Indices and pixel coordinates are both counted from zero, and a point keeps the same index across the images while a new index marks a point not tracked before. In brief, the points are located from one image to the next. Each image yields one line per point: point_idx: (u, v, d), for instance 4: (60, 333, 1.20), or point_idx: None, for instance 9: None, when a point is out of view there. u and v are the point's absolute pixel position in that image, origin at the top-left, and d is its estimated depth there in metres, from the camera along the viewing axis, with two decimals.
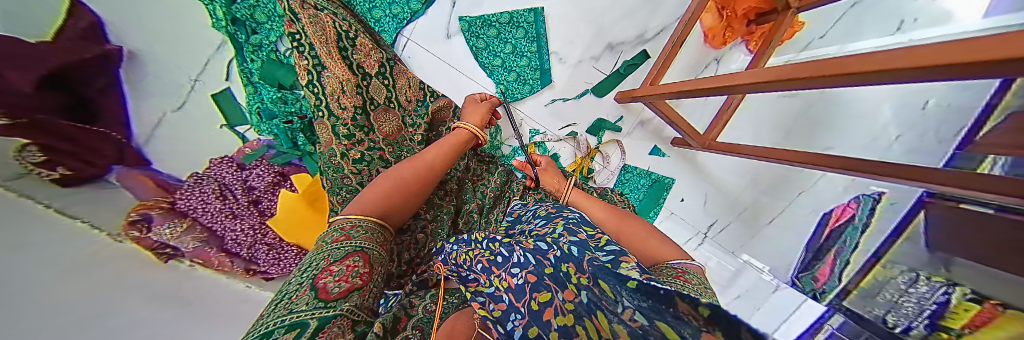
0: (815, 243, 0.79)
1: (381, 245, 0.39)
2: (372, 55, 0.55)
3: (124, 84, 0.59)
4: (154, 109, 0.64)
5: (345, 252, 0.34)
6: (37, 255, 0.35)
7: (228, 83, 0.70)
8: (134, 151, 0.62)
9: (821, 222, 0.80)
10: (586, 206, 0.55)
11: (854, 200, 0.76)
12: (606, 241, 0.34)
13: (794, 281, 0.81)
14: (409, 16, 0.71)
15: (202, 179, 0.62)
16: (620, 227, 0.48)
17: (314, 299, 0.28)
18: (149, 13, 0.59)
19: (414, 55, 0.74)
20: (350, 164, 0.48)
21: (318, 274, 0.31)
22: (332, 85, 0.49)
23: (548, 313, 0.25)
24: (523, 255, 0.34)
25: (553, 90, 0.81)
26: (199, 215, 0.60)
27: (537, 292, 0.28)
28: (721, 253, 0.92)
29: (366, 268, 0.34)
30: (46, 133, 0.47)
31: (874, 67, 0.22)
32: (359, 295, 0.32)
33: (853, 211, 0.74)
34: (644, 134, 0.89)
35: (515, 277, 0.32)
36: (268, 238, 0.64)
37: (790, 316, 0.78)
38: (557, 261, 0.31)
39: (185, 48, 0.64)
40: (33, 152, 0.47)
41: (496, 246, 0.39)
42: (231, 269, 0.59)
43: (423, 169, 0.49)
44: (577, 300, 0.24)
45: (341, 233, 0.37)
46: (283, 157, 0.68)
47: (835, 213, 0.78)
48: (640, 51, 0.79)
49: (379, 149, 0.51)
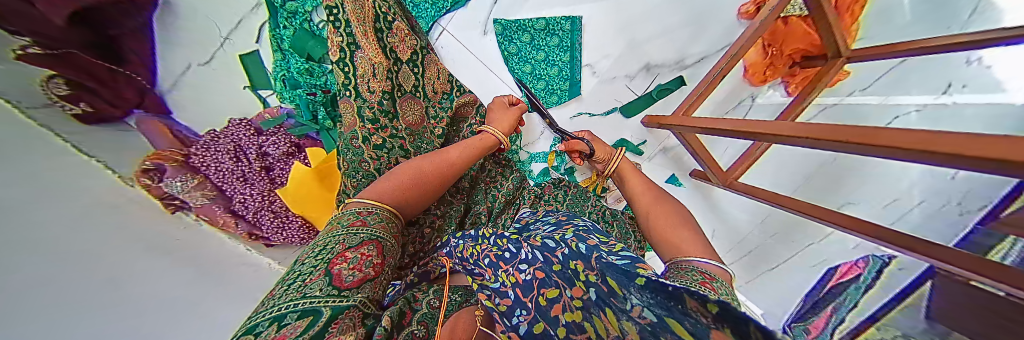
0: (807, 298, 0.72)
1: (394, 235, 0.39)
2: (406, 41, 0.54)
3: (155, 25, 0.59)
4: (180, 60, 0.64)
5: (359, 240, 0.33)
6: (32, 196, 0.34)
7: (257, 46, 0.71)
8: (155, 98, 0.61)
9: (824, 276, 0.72)
10: (631, 176, 0.56)
11: (861, 260, 0.69)
12: (620, 247, 0.30)
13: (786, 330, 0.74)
14: (448, 6, 0.72)
15: (218, 137, 0.62)
16: (639, 198, 0.51)
17: (328, 285, 0.28)
18: None
19: (448, 45, 0.73)
20: (371, 149, 0.48)
21: (333, 260, 0.31)
22: (363, 66, 0.48)
23: (555, 310, 0.27)
24: (530, 252, 0.35)
25: (580, 102, 0.79)
26: (211, 173, 0.59)
27: (545, 289, 0.30)
28: None
29: (377, 259, 0.33)
30: (67, 66, 0.47)
31: (964, 149, 0.17)
32: (371, 286, 0.32)
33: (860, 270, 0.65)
34: (664, 161, 0.86)
35: (522, 272, 0.33)
36: (274, 206, 0.62)
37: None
38: (564, 259, 0.30)
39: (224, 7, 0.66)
40: (57, 84, 0.45)
41: (502, 243, 0.39)
42: (233, 231, 0.59)
43: (445, 166, 0.48)
44: (585, 296, 0.24)
45: (357, 218, 0.36)
46: (302, 128, 0.69)
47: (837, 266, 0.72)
48: (675, 77, 0.76)
49: (401, 138, 0.50)
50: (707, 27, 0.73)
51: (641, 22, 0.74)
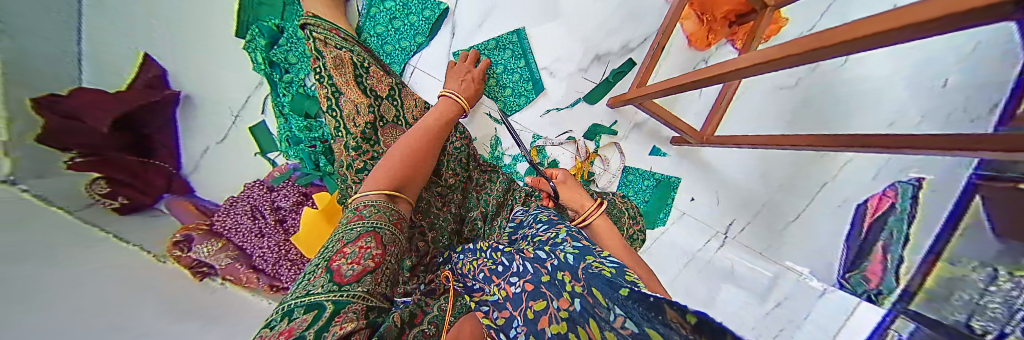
0: (855, 244, 0.69)
1: (393, 223, 0.43)
2: (383, 81, 0.62)
3: (178, 121, 0.69)
4: (199, 144, 0.73)
5: (357, 234, 0.38)
6: (81, 268, 0.39)
7: (263, 116, 0.79)
8: (182, 180, 0.70)
9: (857, 213, 0.69)
10: (605, 235, 0.52)
11: (889, 189, 0.65)
12: (606, 253, 0.39)
13: (842, 282, 0.72)
14: (415, 49, 0.81)
15: (236, 202, 0.68)
16: (600, 230, 0.55)
17: (329, 281, 0.31)
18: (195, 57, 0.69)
19: (421, 81, 0.83)
20: (353, 174, 0.54)
21: (333, 256, 0.35)
22: (348, 108, 0.57)
23: (544, 322, 0.32)
24: (522, 265, 0.43)
25: (547, 100, 0.87)
26: (232, 235, 0.65)
27: (534, 301, 0.36)
28: (746, 256, 0.87)
29: (377, 250, 0.37)
30: (110, 166, 0.57)
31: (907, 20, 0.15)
32: (371, 279, 0.34)
33: (891, 200, 0.63)
34: (640, 136, 0.92)
35: (513, 286, 0.40)
36: (291, 255, 0.67)
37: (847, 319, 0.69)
38: (551, 270, 0.38)
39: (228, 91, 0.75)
40: (99, 184, 0.55)
41: (497, 256, 0.48)
42: (256, 286, 0.62)
43: (421, 137, 0.57)
44: (571, 308, 0.31)
45: (355, 213, 0.42)
46: (307, 177, 0.75)
47: (871, 204, 0.67)
48: (626, 59, 0.85)
49: (382, 156, 0.57)
50: (640, 13, 0.82)
51: (581, 19, 0.82)
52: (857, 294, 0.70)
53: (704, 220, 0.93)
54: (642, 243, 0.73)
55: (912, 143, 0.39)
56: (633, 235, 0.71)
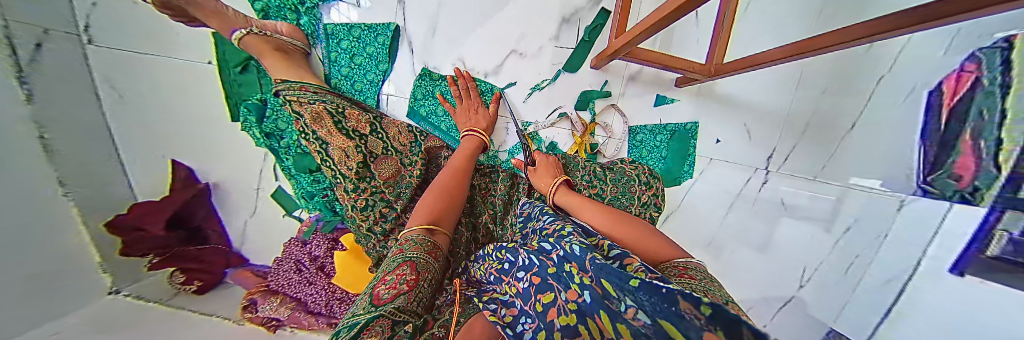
0: (936, 138, 0.43)
1: (429, 252, 0.43)
2: (360, 119, 0.67)
3: (218, 209, 0.88)
4: (239, 218, 0.91)
5: (396, 263, 0.39)
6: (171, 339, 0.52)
7: (278, 181, 0.93)
8: (236, 255, 0.90)
9: (929, 106, 0.44)
10: (579, 210, 0.55)
11: (969, 60, 0.39)
12: (608, 247, 0.38)
13: (926, 189, 0.44)
14: (382, 77, 0.83)
15: (281, 262, 0.80)
16: (579, 209, 0.56)
17: (369, 303, 0.32)
18: (217, 149, 0.87)
19: (397, 107, 0.86)
20: (358, 213, 0.60)
21: (376, 284, 0.36)
22: (337, 154, 0.62)
23: (552, 314, 0.31)
24: (529, 259, 0.42)
25: (523, 85, 0.87)
26: (286, 289, 0.75)
27: (542, 294, 0.34)
28: (798, 184, 0.66)
29: (411, 275, 0.37)
30: (177, 259, 0.75)
31: None
32: (405, 298, 0.34)
33: (976, 74, 0.37)
34: (638, 88, 0.91)
35: (521, 281, 0.39)
36: (337, 294, 0.74)
37: (932, 236, 0.42)
38: (559, 262, 0.37)
39: (241, 168, 0.90)
40: (176, 275, 0.75)
41: (502, 255, 0.48)
42: (318, 327, 0.68)
43: (455, 170, 0.62)
44: (581, 300, 0.29)
45: (398, 247, 0.43)
46: (330, 224, 0.85)
47: (947, 84, 0.41)
48: (598, 11, 0.82)
49: (380, 191, 0.62)
50: None
51: None
52: (946, 200, 0.41)
53: (739, 160, 0.82)
54: (660, 207, 0.67)
55: (955, 11, 0.29)
56: (644, 201, 0.66)
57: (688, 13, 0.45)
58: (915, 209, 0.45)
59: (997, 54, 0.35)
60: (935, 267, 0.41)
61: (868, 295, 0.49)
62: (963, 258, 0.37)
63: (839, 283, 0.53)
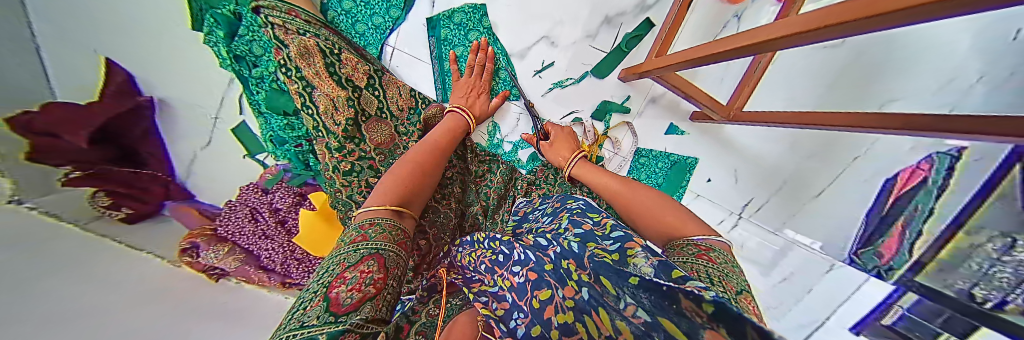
0: (875, 216, 0.64)
1: (398, 243, 0.39)
2: (359, 68, 0.59)
3: (161, 132, 0.74)
4: (188, 148, 0.79)
5: (360, 256, 0.33)
6: (125, 274, 0.47)
7: (242, 116, 0.79)
8: (179, 188, 0.79)
9: (883, 188, 0.63)
10: (591, 175, 0.59)
11: (924, 160, 0.58)
12: (611, 228, 0.36)
13: (852, 258, 0.69)
14: (391, 25, 0.73)
15: (235, 206, 0.72)
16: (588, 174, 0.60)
17: (324, 311, 0.26)
18: (160, 58, 0.69)
19: (402, 63, 0.76)
20: (340, 177, 0.53)
21: (331, 282, 0.29)
22: (324, 102, 0.55)
23: (548, 311, 0.27)
24: (523, 253, 0.36)
25: (547, 78, 0.81)
26: (237, 239, 0.70)
27: (537, 290, 0.30)
28: (760, 232, 0.80)
29: (379, 274, 0.32)
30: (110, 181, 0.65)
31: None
32: (371, 306, 0.30)
33: (925, 173, 0.56)
34: (656, 111, 0.87)
35: (516, 275, 0.34)
36: (296, 254, 0.72)
37: (845, 300, 0.69)
38: (557, 258, 0.33)
39: (196, 91, 0.75)
40: (100, 197, 0.64)
41: (495, 246, 0.42)
42: (269, 284, 0.69)
43: (432, 146, 0.57)
44: (578, 297, 0.26)
45: (358, 233, 0.37)
46: (299, 178, 0.75)
47: (902, 175, 0.61)
48: (642, 20, 0.77)
49: (370, 158, 0.56)
50: None
51: None
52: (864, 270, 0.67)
53: (718, 200, 0.86)
54: None
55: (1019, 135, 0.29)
56: None
57: (733, 59, 0.43)
58: (841, 271, 0.70)
59: (947, 158, 0.54)
60: (843, 321, 0.69)
61: (787, 323, 0.74)
62: (862, 322, 0.66)
63: (769, 310, 0.76)
